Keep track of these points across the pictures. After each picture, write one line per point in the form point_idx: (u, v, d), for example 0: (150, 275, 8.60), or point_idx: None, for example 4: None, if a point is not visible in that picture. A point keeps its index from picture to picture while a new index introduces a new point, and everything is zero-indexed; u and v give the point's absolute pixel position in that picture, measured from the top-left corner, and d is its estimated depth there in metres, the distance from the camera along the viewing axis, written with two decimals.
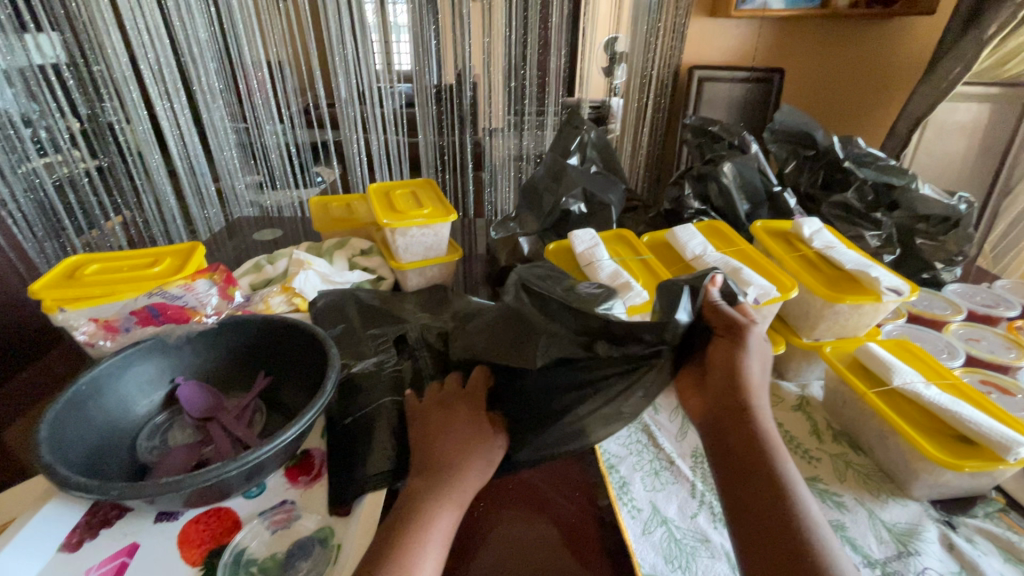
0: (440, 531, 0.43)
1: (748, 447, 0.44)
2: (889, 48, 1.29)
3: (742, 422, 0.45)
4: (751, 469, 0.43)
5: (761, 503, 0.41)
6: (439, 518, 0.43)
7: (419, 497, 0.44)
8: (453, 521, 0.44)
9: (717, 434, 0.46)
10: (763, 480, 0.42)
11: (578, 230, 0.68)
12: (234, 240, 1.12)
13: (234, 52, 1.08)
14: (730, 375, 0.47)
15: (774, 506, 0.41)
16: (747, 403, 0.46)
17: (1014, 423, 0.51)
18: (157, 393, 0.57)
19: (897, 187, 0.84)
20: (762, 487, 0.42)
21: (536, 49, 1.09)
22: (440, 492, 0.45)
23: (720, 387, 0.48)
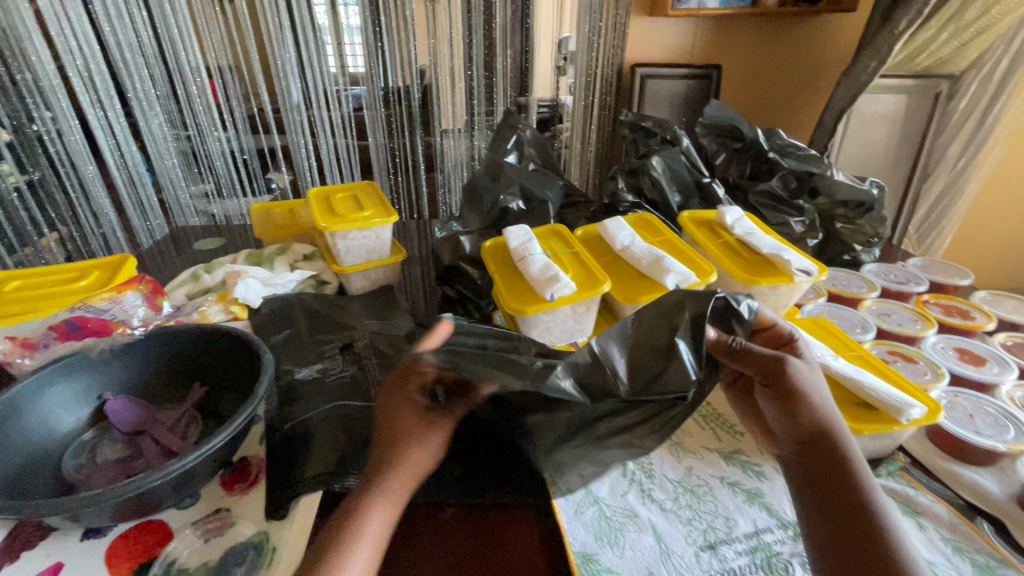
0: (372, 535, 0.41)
1: (833, 481, 0.44)
2: (817, 43, 1.36)
3: (825, 452, 0.45)
4: (846, 505, 0.42)
5: (863, 539, 0.40)
6: (371, 518, 0.41)
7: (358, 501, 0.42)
8: (387, 524, 0.42)
9: (805, 470, 0.46)
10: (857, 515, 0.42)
11: (513, 227, 0.70)
12: (182, 254, 1.08)
13: (170, 56, 1.05)
14: (800, 406, 0.47)
15: (877, 541, 0.40)
16: (826, 435, 0.46)
17: (909, 388, 0.55)
18: (84, 410, 0.55)
19: (816, 175, 0.89)
20: (860, 523, 0.41)
21: (482, 49, 1.11)
22: (378, 495, 0.42)
23: (793, 424, 0.47)
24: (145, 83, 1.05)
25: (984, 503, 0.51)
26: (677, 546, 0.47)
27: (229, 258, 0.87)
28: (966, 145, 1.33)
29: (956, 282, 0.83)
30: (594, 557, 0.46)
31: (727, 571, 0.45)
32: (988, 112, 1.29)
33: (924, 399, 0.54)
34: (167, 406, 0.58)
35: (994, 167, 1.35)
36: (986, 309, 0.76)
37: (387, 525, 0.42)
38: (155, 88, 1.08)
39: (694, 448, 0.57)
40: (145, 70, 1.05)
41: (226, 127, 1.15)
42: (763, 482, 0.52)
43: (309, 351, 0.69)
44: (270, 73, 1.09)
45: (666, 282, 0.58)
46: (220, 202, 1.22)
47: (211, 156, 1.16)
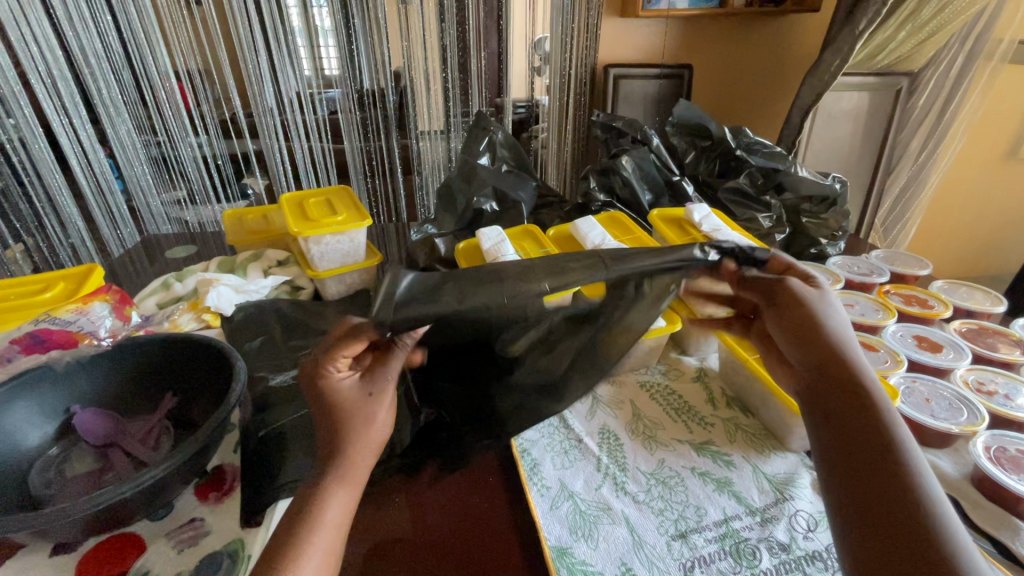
0: (331, 521, 0.38)
1: (845, 403, 0.40)
2: (783, 42, 1.39)
3: (837, 373, 0.42)
4: (858, 425, 0.39)
5: (874, 457, 0.37)
6: (332, 502, 0.39)
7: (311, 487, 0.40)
8: (348, 509, 0.40)
9: (813, 397, 0.42)
10: (871, 438, 0.38)
11: (486, 228, 0.71)
12: (154, 264, 1.05)
13: (137, 61, 1.03)
14: (813, 330, 0.44)
15: (886, 462, 0.36)
16: (839, 357, 0.43)
17: None
18: (51, 424, 0.54)
19: (781, 172, 0.92)
20: (871, 444, 0.37)
21: (456, 52, 1.11)
22: (336, 476, 0.40)
23: (804, 350, 0.44)
24: (111, 88, 1.03)
25: (940, 482, 0.54)
26: (649, 537, 0.48)
27: (201, 266, 0.86)
28: (926, 139, 1.39)
29: (916, 272, 0.87)
30: (569, 550, 0.47)
31: (697, 558, 0.46)
32: (945, 108, 1.34)
33: (883, 385, 0.56)
34: (138, 418, 0.58)
35: (953, 160, 1.41)
36: (943, 297, 0.79)
37: (346, 510, 0.40)
38: (123, 94, 1.06)
39: (666, 440, 0.58)
40: (111, 75, 1.02)
41: (198, 132, 1.13)
42: (732, 471, 0.54)
43: (284, 357, 0.68)
44: (241, 77, 1.08)
45: None
46: (194, 209, 1.20)
47: (183, 163, 1.14)
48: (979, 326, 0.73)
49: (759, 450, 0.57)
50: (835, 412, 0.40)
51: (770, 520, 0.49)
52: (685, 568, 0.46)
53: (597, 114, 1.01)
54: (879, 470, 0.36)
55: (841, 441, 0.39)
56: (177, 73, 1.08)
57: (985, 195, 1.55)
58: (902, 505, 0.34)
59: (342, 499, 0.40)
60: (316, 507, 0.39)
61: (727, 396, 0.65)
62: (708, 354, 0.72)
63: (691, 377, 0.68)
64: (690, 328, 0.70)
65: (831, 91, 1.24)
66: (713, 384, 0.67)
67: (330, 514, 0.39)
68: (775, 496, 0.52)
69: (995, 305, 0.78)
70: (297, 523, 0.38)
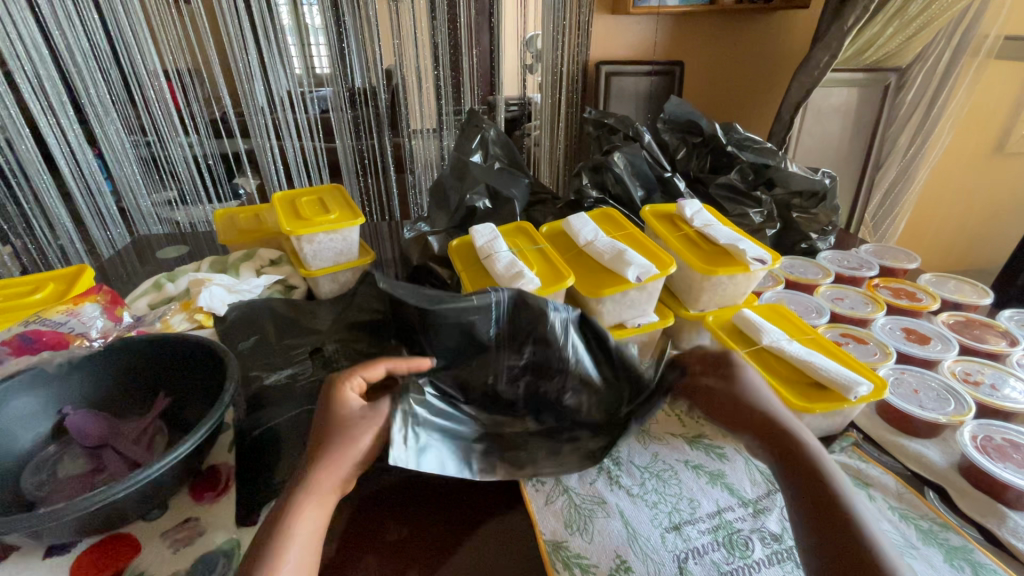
0: (300, 539, 0.41)
1: (787, 452, 0.48)
2: (774, 39, 1.40)
3: (769, 431, 0.49)
4: (800, 472, 0.46)
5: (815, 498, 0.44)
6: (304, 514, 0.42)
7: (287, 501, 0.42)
8: (317, 528, 0.42)
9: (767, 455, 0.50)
10: (809, 476, 0.46)
11: (479, 225, 0.71)
12: (145, 265, 1.05)
13: (125, 59, 1.02)
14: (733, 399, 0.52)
15: (826, 499, 0.44)
16: (765, 415, 0.50)
17: (860, 368, 0.58)
18: (43, 426, 0.54)
19: (771, 167, 0.93)
20: (813, 482, 0.45)
21: (447, 49, 1.11)
22: (309, 494, 0.43)
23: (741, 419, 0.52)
24: (99, 88, 1.02)
25: (929, 471, 0.54)
26: (643, 529, 0.49)
27: (192, 266, 0.86)
28: (914, 134, 1.40)
29: (904, 266, 0.88)
30: (564, 544, 0.48)
31: (691, 550, 0.47)
32: (933, 103, 1.36)
33: (872, 376, 0.56)
34: (131, 418, 0.57)
35: (941, 155, 1.43)
36: (931, 290, 0.80)
37: (314, 530, 0.42)
38: (112, 94, 1.05)
39: (660, 434, 0.59)
40: (98, 73, 1.01)
41: (189, 132, 1.12)
42: (725, 464, 0.55)
43: (278, 357, 0.68)
44: (232, 76, 1.07)
45: (627, 274, 0.60)
46: (184, 209, 1.20)
47: (173, 163, 1.13)
48: (966, 318, 0.74)
49: None
50: (780, 464, 0.48)
51: (763, 511, 0.50)
52: (680, 560, 0.46)
53: (589, 111, 1.01)
54: (824, 506, 0.44)
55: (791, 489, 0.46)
56: (166, 72, 1.07)
57: (972, 189, 1.57)
58: (835, 526, 0.42)
59: (312, 516, 0.42)
60: (288, 526, 0.41)
61: None
62: None
63: None
64: (683, 322, 0.70)
65: (821, 86, 1.25)
66: None
67: (300, 532, 0.41)
68: (768, 487, 0.52)
69: (982, 297, 0.79)
70: (272, 539, 0.40)
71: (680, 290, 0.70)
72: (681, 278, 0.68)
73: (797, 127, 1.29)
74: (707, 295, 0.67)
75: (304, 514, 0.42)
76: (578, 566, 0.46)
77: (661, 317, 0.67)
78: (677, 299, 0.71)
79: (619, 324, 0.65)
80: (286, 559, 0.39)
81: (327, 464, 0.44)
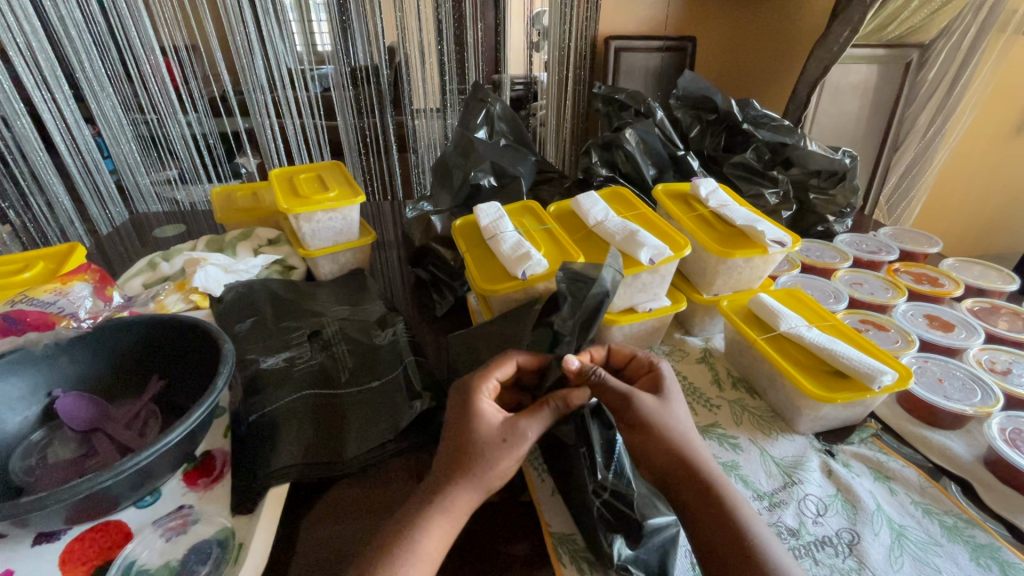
0: (421, 553, 0.39)
1: (699, 496, 0.42)
2: (792, 15, 1.33)
3: (679, 462, 0.44)
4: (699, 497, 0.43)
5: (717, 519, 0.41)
6: (419, 539, 0.40)
7: (413, 507, 0.41)
8: (438, 544, 0.40)
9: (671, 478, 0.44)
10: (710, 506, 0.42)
11: (484, 204, 0.68)
12: (144, 244, 1.02)
13: (120, 32, 0.97)
14: (656, 431, 0.44)
15: (719, 521, 0.41)
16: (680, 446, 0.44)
17: (885, 356, 0.55)
18: (32, 409, 0.52)
19: (789, 146, 0.88)
20: (715, 514, 0.42)
21: (452, 23, 1.06)
22: (444, 510, 0.41)
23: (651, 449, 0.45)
24: (94, 62, 0.97)
25: (953, 464, 0.52)
26: None
27: (188, 245, 0.83)
28: (935, 114, 1.35)
29: (925, 250, 0.84)
30: (571, 537, 0.47)
31: None
32: (955, 82, 1.30)
33: (896, 365, 0.54)
34: (123, 402, 0.56)
35: (961, 136, 1.37)
36: (954, 276, 0.77)
37: (443, 546, 0.41)
38: (108, 69, 1.00)
39: None
40: (94, 49, 0.97)
41: (187, 110, 1.09)
42: (738, 454, 0.53)
43: (275, 339, 0.66)
44: (229, 52, 1.03)
45: (640, 256, 0.57)
46: (184, 188, 1.17)
47: (171, 141, 1.09)
48: (991, 304, 0.71)
49: (766, 433, 0.56)
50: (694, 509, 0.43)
51: (779, 504, 0.48)
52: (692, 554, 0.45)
53: (599, 86, 0.97)
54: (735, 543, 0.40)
55: (701, 522, 0.42)
56: (162, 47, 1.02)
57: (991, 172, 1.52)
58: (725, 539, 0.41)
59: (439, 535, 0.41)
60: (417, 542, 0.39)
61: (732, 377, 0.63)
62: (713, 334, 0.71)
63: (696, 358, 0.66)
64: (695, 307, 0.67)
65: (841, 63, 1.19)
66: (719, 365, 0.65)
67: (431, 540, 0.40)
68: (783, 480, 0.50)
69: (1008, 283, 0.76)
70: (394, 545, 0.39)
71: (692, 273, 0.67)
72: (695, 260, 0.65)
73: (813, 106, 1.23)
74: (722, 279, 0.64)
75: (433, 530, 0.40)
76: (585, 561, 0.45)
77: (673, 301, 0.64)
78: (689, 283, 0.68)
79: (630, 308, 0.62)
80: (408, 566, 0.38)
81: (474, 484, 0.42)
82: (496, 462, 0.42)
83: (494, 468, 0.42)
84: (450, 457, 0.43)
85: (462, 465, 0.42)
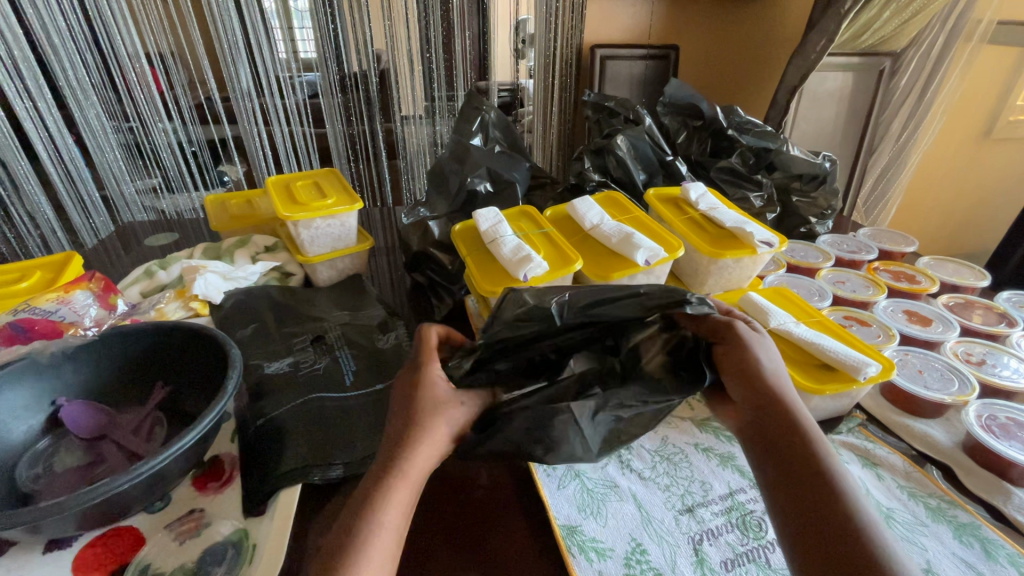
0: (392, 524, 0.38)
1: (821, 498, 0.37)
2: (769, 24, 1.38)
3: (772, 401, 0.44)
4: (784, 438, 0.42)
5: (803, 465, 0.39)
6: (390, 511, 0.39)
7: (380, 477, 0.40)
8: (405, 513, 0.40)
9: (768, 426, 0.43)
10: (797, 448, 0.41)
11: (482, 209, 0.69)
12: (130, 254, 1.01)
13: (104, 41, 0.97)
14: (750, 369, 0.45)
15: (809, 468, 0.39)
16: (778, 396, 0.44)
17: (870, 350, 0.58)
18: (36, 418, 0.52)
19: (772, 151, 0.92)
20: (800, 453, 0.40)
21: (440, 31, 1.08)
22: (398, 474, 0.40)
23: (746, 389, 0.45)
24: (77, 69, 0.97)
25: (933, 450, 0.55)
26: (656, 512, 0.50)
27: (184, 253, 0.83)
28: (907, 119, 1.40)
29: (902, 249, 0.88)
30: (578, 528, 0.48)
31: (705, 531, 0.48)
32: (927, 87, 1.35)
33: (879, 357, 0.57)
34: (128, 409, 0.56)
35: (932, 140, 1.43)
36: (930, 273, 0.81)
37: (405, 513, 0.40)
38: (92, 76, 1.00)
39: (670, 418, 0.60)
40: (76, 56, 0.96)
41: (173, 117, 1.08)
42: (734, 446, 0.56)
43: (278, 344, 0.67)
44: (217, 61, 1.03)
45: (636, 258, 0.59)
46: (169, 196, 1.16)
47: (157, 149, 1.09)
48: (965, 299, 0.75)
49: None
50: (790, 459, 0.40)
51: None
52: (693, 541, 0.47)
53: (588, 94, 0.99)
54: (829, 505, 0.37)
55: (793, 465, 0.40)
56: (147, 56, 1.02)
57: (959, 174, 1.58)
58: (816, 478, 0.38)
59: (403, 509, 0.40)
60: (387, 491, 0.39)
61: None
62: None
63: None
64: None
65: (818, 70, 1.23)
66: None
67: (402, 493, 0.40)
68: None
69: (980, 280, 0.80)
70: (374, 529, 0.37)
71: (685, 273, 0.70)
72: (687, 261, 0.68)
73: (792, 112, 1.28)
74: (713, 279, 0.66)
75: (394, 499, 0.39)
76: (593, 550, 0.46)
77: None
78: (681, 284, 0.71)
79: None
80: (375, 539, 0.37)
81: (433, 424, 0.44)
82: (447, 411, 0.46)
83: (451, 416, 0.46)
84: (400, 423, 0.44)
85: (415, 410, 0.44)
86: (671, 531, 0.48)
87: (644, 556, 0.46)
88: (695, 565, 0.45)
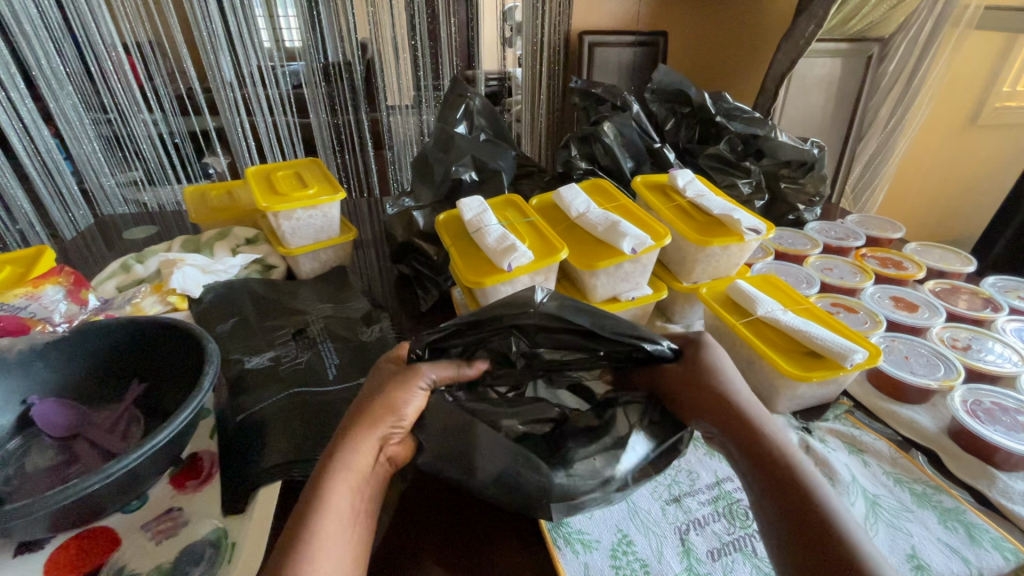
0: (337, 511, 0.36)
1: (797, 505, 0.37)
2: (759, 11, 1.37)
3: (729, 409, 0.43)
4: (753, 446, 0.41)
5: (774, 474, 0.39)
6: (336, 498, 0.37)
7: (328, 465, 0.38)
8: (354, 502, 0.38)
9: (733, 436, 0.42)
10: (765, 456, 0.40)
11: (466, 198, 0.68)
12: (112, 248, 0.99)
13: (78, 29, 0.94)
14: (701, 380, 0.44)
15: (782, 476, 0.39)
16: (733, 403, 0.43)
17: (857, 337, 0.58)
18: (6, 417, 0.50)
19: (760, 137, 0.91)
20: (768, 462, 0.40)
21: (425, 18, 1.05)
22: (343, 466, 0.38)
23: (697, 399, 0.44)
24: (51, 59, 0.94)
25: (919, 435, 0.55)
26: (643, 502, 0.49)
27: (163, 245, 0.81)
28: (896, 106, 1.40)
29: (890, 235, 0.88)
30: (564, 520, 0.47)
31: (692, 521, 0.48)
32: (917, 66, 1.34)
33: (866, 343, 0.56)
34: (101, 406, 0.55)
35: (920, 127, 1.43)
36: (917, 259, 0.81)
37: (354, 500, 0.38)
38: (66, 66, 0.96)
39: None
40: (51, 46, 0.93)
41: (153, 108, 1.05)
42: None
43: (259, 338, 0.65)
44: (197, 50, 1.00)
45: (622, 246, 0.58)
46: (151, 190, 1.13)
47: (137, 141, 1.06)
48: (951, 285, 0.75)
49: None
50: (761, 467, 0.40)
51: None
52: (680, 531, 0.47)
53: (576, 81, 0.98)
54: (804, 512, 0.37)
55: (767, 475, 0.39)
56: (125, 45, 0.99)
57: (946, 161, 1.59)
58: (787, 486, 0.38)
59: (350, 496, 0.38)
60: (324, 494, 0.37)
61: None
62: (693, 321, 0.72)
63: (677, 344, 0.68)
64: (675, 295, 0.69)
65: (807, 56, 1.22)
66: None
67: (342, 487, 0.38)
68: None
69: (966, 266, 0.80)
70: (316, 520, 0.35)
71: (672, 262, 0.69)
72: (674, 249, 0.67)
73: (781, 99, 1.27)
74: (700, 267, 0.66)
75: (339, 487, 0.37)
76: (580, 542, 0.46)
77: (655, 290, 0.66)
78: (669, 272, 0.70)
79: (613, 298, 0.63)
80: (319, 525, 0.35)
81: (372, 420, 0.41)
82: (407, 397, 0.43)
83: (395, 410, 0.42)
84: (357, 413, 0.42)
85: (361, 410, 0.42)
86: (657, 522, 0.47)
87: (630, 547, 0.45)
88: (682, 556, 0.45)
